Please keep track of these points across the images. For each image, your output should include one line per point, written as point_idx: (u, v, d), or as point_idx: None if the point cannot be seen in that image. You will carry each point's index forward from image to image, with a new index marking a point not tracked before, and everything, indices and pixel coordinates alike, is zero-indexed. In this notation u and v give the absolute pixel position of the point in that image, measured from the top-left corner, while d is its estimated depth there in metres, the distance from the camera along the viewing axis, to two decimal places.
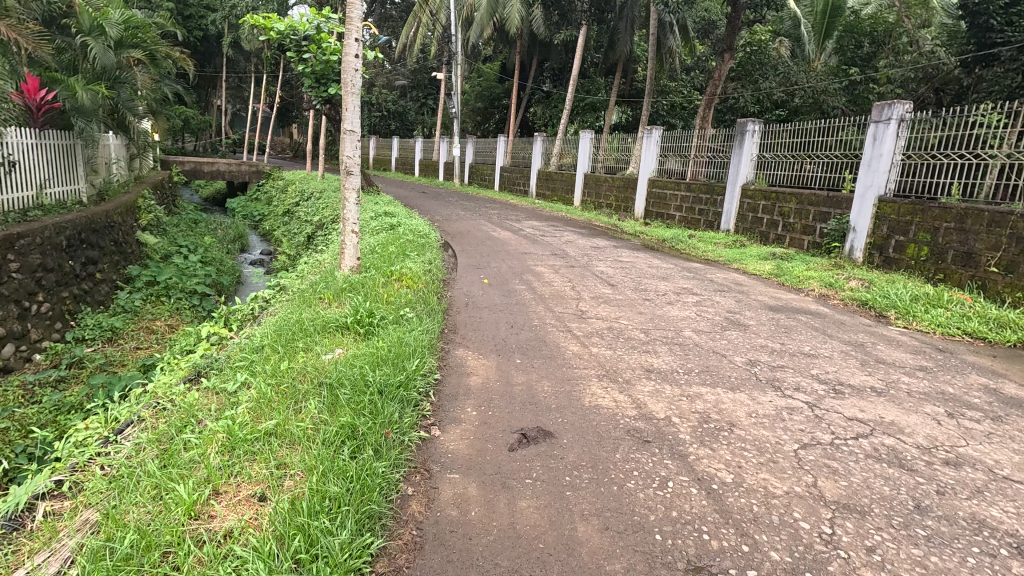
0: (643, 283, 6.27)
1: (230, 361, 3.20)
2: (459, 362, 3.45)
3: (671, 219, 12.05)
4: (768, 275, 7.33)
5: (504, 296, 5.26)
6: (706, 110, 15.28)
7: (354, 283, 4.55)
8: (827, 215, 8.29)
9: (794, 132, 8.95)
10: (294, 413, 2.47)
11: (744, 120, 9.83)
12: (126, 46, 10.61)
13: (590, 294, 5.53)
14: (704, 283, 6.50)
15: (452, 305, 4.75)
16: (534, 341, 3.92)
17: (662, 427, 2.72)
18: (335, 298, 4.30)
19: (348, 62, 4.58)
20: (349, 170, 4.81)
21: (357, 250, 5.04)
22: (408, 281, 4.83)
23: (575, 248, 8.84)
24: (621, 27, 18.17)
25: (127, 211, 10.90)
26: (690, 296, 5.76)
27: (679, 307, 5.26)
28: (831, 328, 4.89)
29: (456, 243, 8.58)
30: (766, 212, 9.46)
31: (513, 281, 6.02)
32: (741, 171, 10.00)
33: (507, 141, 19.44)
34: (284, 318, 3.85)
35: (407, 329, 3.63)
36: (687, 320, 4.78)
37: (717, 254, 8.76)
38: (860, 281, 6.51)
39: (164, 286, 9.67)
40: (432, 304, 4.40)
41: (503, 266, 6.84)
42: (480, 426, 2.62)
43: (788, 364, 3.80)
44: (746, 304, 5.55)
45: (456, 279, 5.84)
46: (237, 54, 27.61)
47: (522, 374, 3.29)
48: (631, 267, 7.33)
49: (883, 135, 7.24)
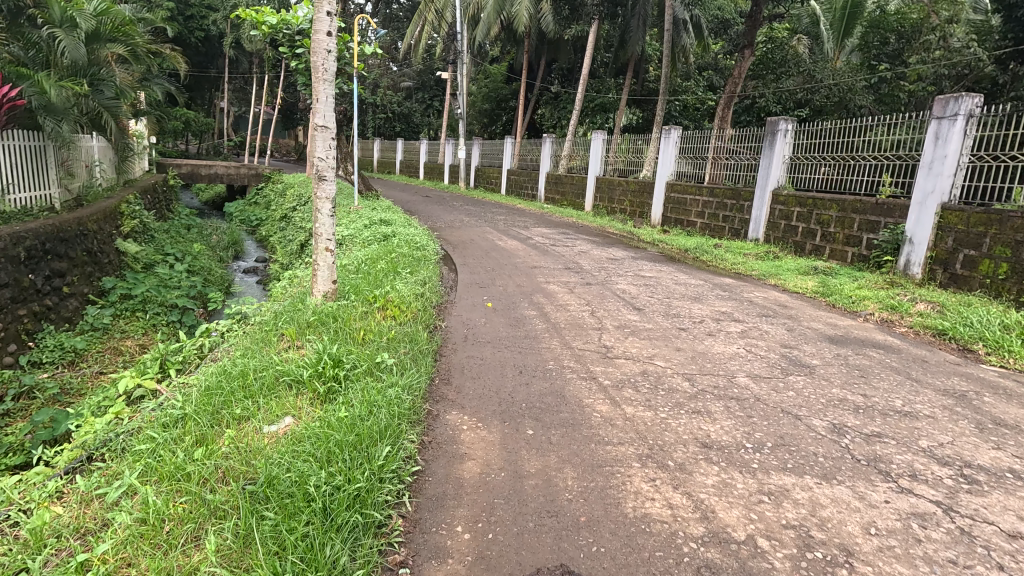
0: (672, 306, 5.36)
1: (135, 435, 2.35)
2: (449, 434, 2.56)
3: (692, 226, 11.10)
4: (813, 293, 6.40)
5: (511, 326, 4.38)
6: (724, 110, 14.41)
7: (325, 313, 3.69)
8: (875, 225, 7.33)
9: (834, 131, 8.00)
10: (183, 557, 1.62)
11: (775, 118, 8.88)
12: (104, 41, 9.90)
13: (613, 323, 4.62)
14: (742, 305, 5.58)
15: (448, 341, 3.87)
16: (549, 399, 3.01)
17: (749, 562, 1.82)
18: (299, 335, 3.44)
19: (319, 41, 3.69)
20: (322, 175, 3.91)
21: (334, 271, 4.13)
22: (393, 311, 3.96)
23: (590, 260, 7.93)
24: (632, 24, 17.25)
25: (106, 218, 10.07)
26: (732, 323, 4.85)
27: (721, 340, 4.34)
28: (914, 368, 3.94)
29: (458, 256, 7.68)
30: (802, 220, 8.50)
31: (521, 304, 5.15)
32: (772, 175, 9.05)
33: (514, 143, 18.60)
34: (229, 363, 3.00)
35: (382, 386, 2.75)
36: (735, 361, 3.85)
37: (749, 267, 7.83)
38: (926, 303, 5.58)
39: (141, 300, 8.87)
40: (419, 341, 3.52)
41: (509, 284, 5.95)
42: (474, 565, 1.74)
43: (886, 431, 2.87)
44: (801, 335, 4.62)
45: (455, 303, 4.97)
46: (241, 55, 26.93)
47: (535, 456, 2.39)
48: (656, 285, 6.40)
49: (948, 134, 6.30)
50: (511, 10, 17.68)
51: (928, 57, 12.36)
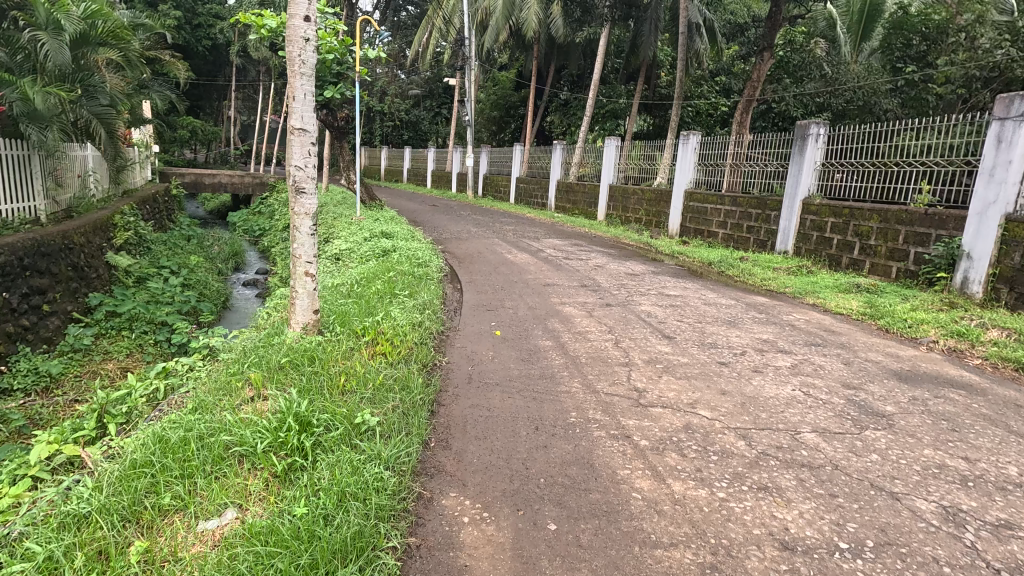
0: (707, 333, 4.70)
1: (19, 544, 1.75)
2: (444, 534, 1.94)
3: (712, 236, 10.41)
4: (860, 315, 5.72)
5: (523, 361, 3.76)
6: (742, 115, 13.74)
7: (302, 352, 3.09)
8: (925, 237, 6.63)
9: (874, 135, 7.34)
10: None
11: (806, 121, 8.23)
12: (93, 45, 9.44)
13: (642, 357, 3.96)
14: (784, 332, 4.89)
15: (448, 384, 3.25)
16: (574, 472, 2.37)
17: None
18: (266, 383, 2.82)
19: (294, 28, 3.11)
20: (299, 187, 3.30)
21: (315, 299, 3.51)
22: (384, 348, 3.35)
23: (607, 276, 7.28)
24: (644, 29, 16.69)
25: (97, 230, 9.55)
26: (780, 356, 4.17)
27: (771, 379, 3.66)
28: (1012, 418, 3.23)
29: (463, 272, 7.08)
30: (837, 231, 7.81)
31: (534, 330, 4.53)
32: (803, 183, 8.37)
33: (523, 151, 18.04)
34: (172, 423, 2.41)
35: (358, 464, 2.13)
36: (793, 410, 3.17)
37: (782, 283, 7.15)
38: (998, 329, 4.89)
39: (129, 318, 8.33)
40: (412, 387, 2.92)
41: (519, 307, 5.32)
42: None
43: (1016, 520, 2.19)
44: (862, 372, 3.93)
45: (459, 330, 4.35)
46: (247, 63, 26.62)
47: (559, 571, 1.78)
48: (683, 306, 5.74)
49: (1014, 137, 5.63)
50: (520, 15, 17.12)
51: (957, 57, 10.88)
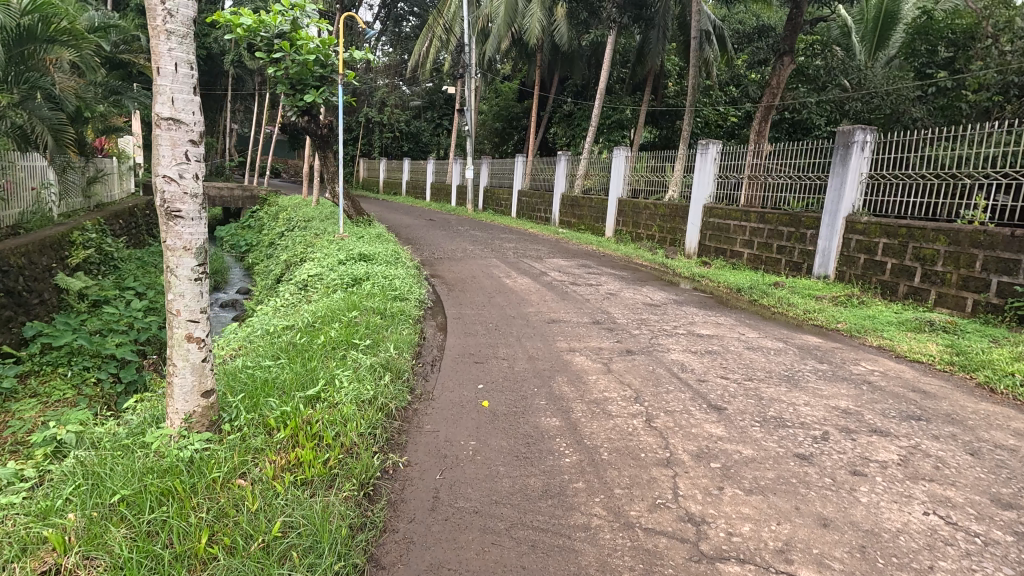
0: (766, 401, 3.49)
1: None
2: None
3: (735, 256, 9.22)
4: (945, 364, 4.54)
5: (522, 461, 2.56)
6: (760, 125, 12.59)
7: (161, 476, 1.94)
8: (1012, 264, 5.46)
9: (930, 143, 6.26)
10: None
11: (849, 128, 7.09)
12: (40, 41, 8.05)
13: (686, 448, 2.77)
14: (865, 397, 3.68)
15: (397, 516, 2.08)
16: None
17: None
18: (74, 547, 1.65)
19: None
20: (174, 211, 2.16)
21: (204, 380, 2.34)
22: (305, 456, 2.21)
23: (622, 308, 6.12)
24: (651, 36, 15.42)
25: (45, 251, 8.14)
26: (879, 445, 2.95)
27: (886, 492, 2.46)
28: None
29: (451, 304, 5.91)
30: (892, 254, 6.64)
31: (536, 399, 3.33)
32: (846, 198, 7.19)
33: (526, 162, 16.93)
34: None
35: None
36: (948, 568, 1.98)
37: (832, 317, 5.97)
38: None
39: (69, 350, 6.67)
40: (327, 545, 1.77)
41: (515, 357, 4.13)
42: None
43: None
44: (1005, 473, 2.72)
45: (434, 400, 3.19)
46: (243, 73, 25.65)
47: None
48: (721, 353, 4.54)
49: None
50: (524, 21, 15.99)
51: (993, 62, 9.49)
